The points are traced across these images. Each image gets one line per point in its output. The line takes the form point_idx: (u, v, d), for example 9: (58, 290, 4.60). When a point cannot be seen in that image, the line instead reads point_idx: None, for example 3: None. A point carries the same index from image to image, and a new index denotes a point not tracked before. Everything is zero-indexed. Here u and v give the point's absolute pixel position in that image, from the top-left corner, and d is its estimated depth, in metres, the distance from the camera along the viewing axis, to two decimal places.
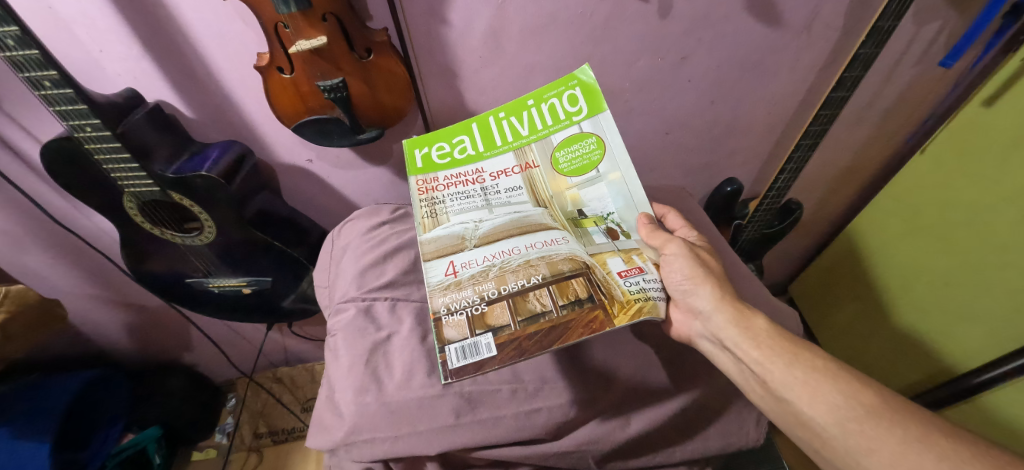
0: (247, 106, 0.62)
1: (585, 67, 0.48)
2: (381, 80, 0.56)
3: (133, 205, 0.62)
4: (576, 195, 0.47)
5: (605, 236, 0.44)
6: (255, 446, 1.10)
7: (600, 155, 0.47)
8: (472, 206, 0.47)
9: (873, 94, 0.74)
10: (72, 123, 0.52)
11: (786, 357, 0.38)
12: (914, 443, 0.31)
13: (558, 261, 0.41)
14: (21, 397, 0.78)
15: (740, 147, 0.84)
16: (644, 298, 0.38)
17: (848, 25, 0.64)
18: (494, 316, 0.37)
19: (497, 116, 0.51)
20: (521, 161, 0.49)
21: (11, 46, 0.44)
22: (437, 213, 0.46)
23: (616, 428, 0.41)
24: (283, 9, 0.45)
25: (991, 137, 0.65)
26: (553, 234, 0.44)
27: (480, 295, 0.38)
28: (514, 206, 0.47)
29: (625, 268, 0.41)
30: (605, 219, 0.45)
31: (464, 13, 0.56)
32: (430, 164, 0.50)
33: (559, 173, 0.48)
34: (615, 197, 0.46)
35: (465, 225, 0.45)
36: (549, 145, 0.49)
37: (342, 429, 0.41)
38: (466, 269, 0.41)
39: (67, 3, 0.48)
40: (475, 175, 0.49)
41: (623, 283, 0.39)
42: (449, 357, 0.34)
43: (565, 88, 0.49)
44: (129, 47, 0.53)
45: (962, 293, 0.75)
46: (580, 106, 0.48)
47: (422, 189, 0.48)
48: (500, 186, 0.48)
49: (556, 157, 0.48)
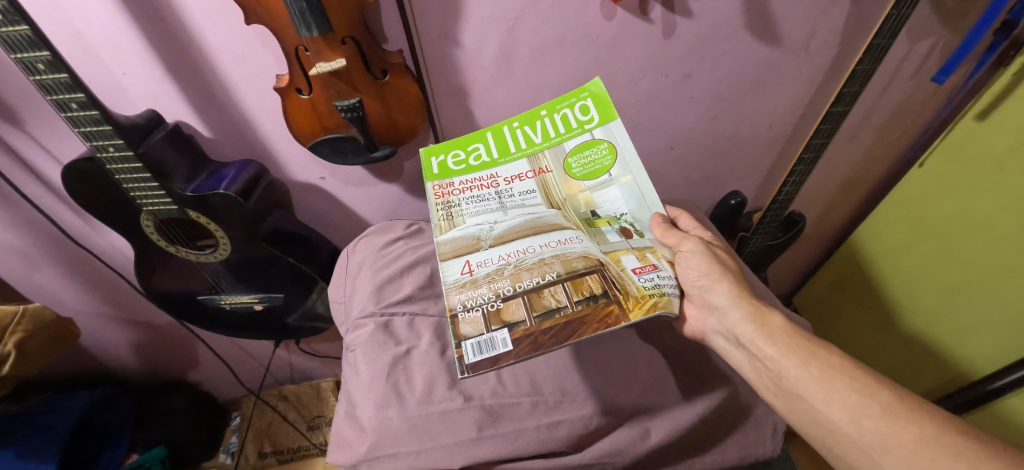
0: (264, 125, 0.64)
1: (596, 79, 0.49)
2: (395, 100, 0.58)
3: (150, 223, 0.63)
4: (588, 198, 0.48)
5: (619, 235, 0.45)
6: (260, 466, 1.09)
7: (612, 160, 0.48)
8: (487, 208, 0.48)
9: (869, 109, 0.77)
10: (96, 143, 0.53)
11: (799, 353, 0.38)
12: (932, 441, 0.31)
13: (572, 259, 0.41)
14: (26, 420, 0.77)
15: (743, 161, 0.85)
16: (658, 294, 0.38)
17: (845, 43, 0.67)
18: (509, 311, 0.38)
19: (511, 125, 0.53)
20: (535, 166, 0.50)
21: (42, 70, 0.45)
22: (453, 215, 0.47)
23: (638, 439, 0.41)
24: (305, 33, 0.47)
25: (989, 148, 0.67)
26: (567, 233, 0.45)
27: (495, 292, 0.40)
28: (528, 208, 0.48)
29: (639, 265, 0.41)
30: (618, 220, 0.46)
31: (476, 35, 0.58)
32: (445, 170, 0.51)
33: (572, 177, 0.49)
34: (628, 199, 0.48)
35: (481, 226, 0.46)
36: (562, 152, 0.50)
37: (364, 444, 0.41)
38: (482, 269, 0.42)
39: (95, 28, 0.50)
40: (489, 180, 0.50)
41: (637, 279, 0.39)
42: (466, 352, 0.36)
43: (577, 99, 0.51)
44: (151, 70, 0.55)
45: (968, 302, 0.76)
46: (591, 115, 0.50)
47: (438, 194, 0.49)
48: (515, 190, 0.50)
49: (569, 162, 0.50)
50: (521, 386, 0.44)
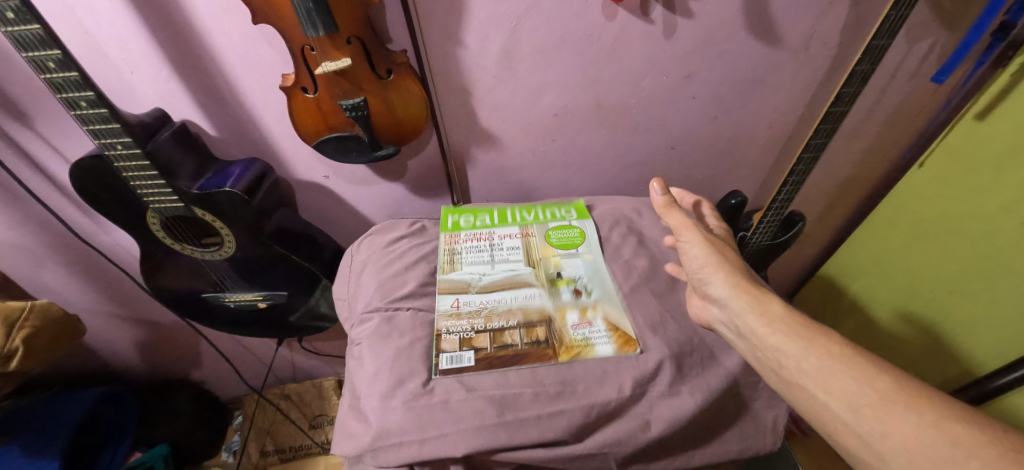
0: (270, 125, 0.64)
1: (579, 197, 0.68)
2: (399, 100, 0.59)
3: (157, 220, 0.64)
4: (558, 262, 0.58)
5: (571, 294, 0.53)
6: (261, 465, 1.08)
7: (582, 240, 0.61)
8: (480, 260, 0.58)
9: (868, 109, 0.77)
10: (104, 141, 0.54)
11: (797, 340, 0.39)
12: (931, 428, 0.31)
13: (530, 311, 0.51)
14: (31, 416, 0.78)
15: (743, 161, 0.86)
16: (585, 344, 0.48)
17: (844, 43, 0.67)
18: (478, 340, 0.48)
19: (514, 208, 0.67)
20: (523, 231, 0.62)
21: (53, 68, 0.46)
22: (454, 260, 0.58)
23: (638, 430, 0.42)
24: (311, 32, 0.48)
25: (989, 146, 0.68)
26: (531, 290, 0.54)
27: (471, 326, 0.49)
28: (511, 263, 0.57)
29: (578, 321, 0.50)
30: (574, 282, 0.55)
31: (479, 35, 0.59)
32: (457, 226, 0.63)
33: (549, 244, 0.60)
34: (586, 267, 0.57)
35: (473, 275, 0.56)
36: (546, 227, 0.63)
37: (369, 435, 0.41)
38: (466, 306, 0.52)
39: (104, 28, 0.51)
40: (487, 236, 0.62)
41: (572, 332, 0.49)
42: (440, 361, 0.46)
43: (564, 206, 0.68)
44: (159, 69, 0.55)
45: (967, 299, 0.76)
46: (572, 212, 0.66)
47: (448, 241, 0.61)
48: (505, 245, 0.60)
49: (550, 234, 0.62)
50: (524, 377, 0.44)
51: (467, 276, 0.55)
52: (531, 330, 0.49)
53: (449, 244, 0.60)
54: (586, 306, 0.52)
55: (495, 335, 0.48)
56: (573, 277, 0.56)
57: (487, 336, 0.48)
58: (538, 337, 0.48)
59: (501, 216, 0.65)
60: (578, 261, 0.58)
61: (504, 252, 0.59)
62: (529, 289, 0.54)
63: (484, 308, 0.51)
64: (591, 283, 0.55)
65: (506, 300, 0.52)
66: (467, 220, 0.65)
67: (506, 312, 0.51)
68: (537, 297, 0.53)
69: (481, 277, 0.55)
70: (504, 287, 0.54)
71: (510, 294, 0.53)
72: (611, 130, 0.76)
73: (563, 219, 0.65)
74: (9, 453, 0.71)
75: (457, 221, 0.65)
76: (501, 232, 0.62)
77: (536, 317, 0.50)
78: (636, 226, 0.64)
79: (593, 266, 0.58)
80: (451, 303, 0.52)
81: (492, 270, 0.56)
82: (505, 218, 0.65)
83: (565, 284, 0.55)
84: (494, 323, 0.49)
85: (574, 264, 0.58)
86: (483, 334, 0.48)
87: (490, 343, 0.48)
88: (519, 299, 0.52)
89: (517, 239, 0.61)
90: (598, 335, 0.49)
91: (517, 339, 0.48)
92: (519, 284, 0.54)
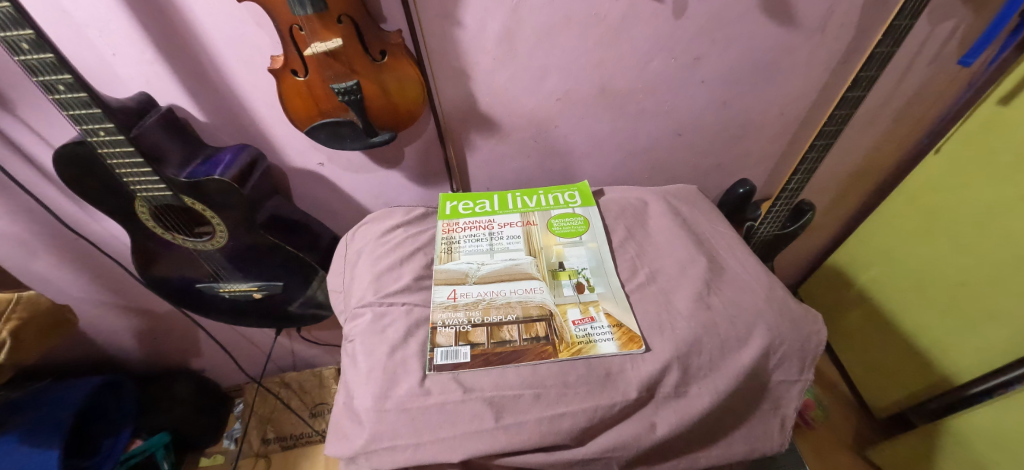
0: (260, 108, 0.62)
1: (583, 179, 0.66)
2: (393, 83, 0.55)
3: (145, 209, 0.62)
4: (560, 250, 0.56)
5: (573, 289, 0.51)
6: (264, 452, 1.09)
7: (585, 228, 0.59)
8: (478, 249, 0.56)
9: (885, 94, 0.74)
10: (86, 127, 0.51)
11: None
12: None
13: (531, 306, 0.49)
14: (30, 405, 0.78)
15: (753, 148, 0.83)
16: (587, 341, 0.46)
17: (863, 24, 0.64)
18: (475, 334, 0.46)
19: (514, 193, 0.65)
20: (524, 219, 0.60)
21: (26, 50, 0.43)
22: (452, 250, 0.56)
23: (642, 431, 0.41)
24: (299, 10, 0.45)
25: (1007, 137, 0.64)
26: (532, 283, 0.51)
27: (468, 318, 0.48)
28: (510, 252, 0.55)
29: (580, 317, 0.48)
30: (577, 274, 0.53)
31: (478, 15, 0.56)
32: (455, 213, 0.61)
33: (552, 233, 0.58)
34: (590, 259, 0.55)
35: (470, 264, 0.54)
36: (547, 215, 0.61)
37: (363, 437, 0.40)
38: (463, 297, 0.50)
39: (80, 6, 0.48)
40: (486, 224, 0.60)
41: (573, 329, 0.47)
42: (436, 356, 0.44)
43: (568, 190, 0.66)
44: (142, 51, 0.53)
45: (982, 293, 0.74)
46: (577, 199, 0.64)
47: (445, 230, 0.59)
48: (504, 234, 0.58)
49: (552, 222, 0.60)
50: (524, 377, 0.43)
51: (465, 266, 0.54)
52: (531, 326, 0.47)
53: (447, 232, 0.58)
54: (588, 301, 0.50)
55: (493, 330, 0.46)
56: (575, 268, 0.54)
57: (484, 330, 0.47)
58: (537, 334, 0.46)
59: (501, 203, 0.63)
60: (582, 251, 0.56)
61: (504, 242, 0.57)
62: (529, 281, 0.52)
63: (482, 300, 0.50)
64: (594, 276, 0.53)
65: (505, 291, 0.50)
66: (467, 206, 0.63)
67: (504, 305, 0.49)
68: (538, 291, 0.50)
69: (480, 267, 0.54)
70: (503, 278, 0.52)
71: (508, 285, 0.51)
72: (616, 116, 0.73)
73: (566, 206, 0.63)
74: (9, 442, 0.72)
75: (457, 207, 0.62)
76: (501, 220, 0.60)
77: (536, 312, 0.48)
78: (642, 217, 0.62)
79: (597, 256, 0.55)
80: (448, 295, 0.50)
81: (491, 259, 0.55)
82: (506, 204, 0.63)
83: (567, 277, 0.53)
84: (492, 316, 0.48)
85: (577, 253, 0.56)
86: (480, 327, 0.47)
87: (487, 338, 0.46)
88: (519, 291, 0.50)
89: (517, 227, 0.59)
90: (600, 332, 0.46)
91: (516, 335, 0.46)
92: (519, 275, 0.52)
